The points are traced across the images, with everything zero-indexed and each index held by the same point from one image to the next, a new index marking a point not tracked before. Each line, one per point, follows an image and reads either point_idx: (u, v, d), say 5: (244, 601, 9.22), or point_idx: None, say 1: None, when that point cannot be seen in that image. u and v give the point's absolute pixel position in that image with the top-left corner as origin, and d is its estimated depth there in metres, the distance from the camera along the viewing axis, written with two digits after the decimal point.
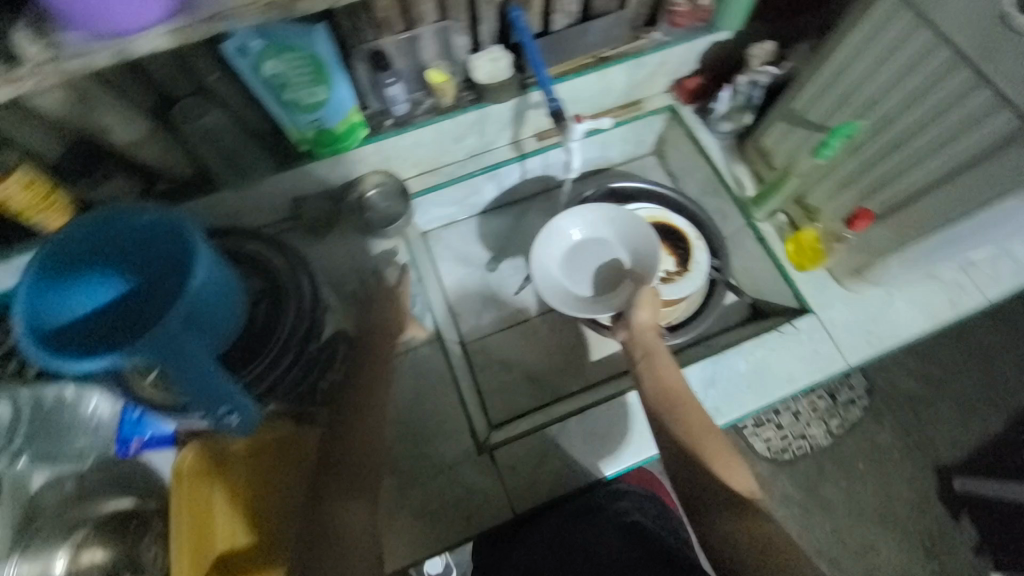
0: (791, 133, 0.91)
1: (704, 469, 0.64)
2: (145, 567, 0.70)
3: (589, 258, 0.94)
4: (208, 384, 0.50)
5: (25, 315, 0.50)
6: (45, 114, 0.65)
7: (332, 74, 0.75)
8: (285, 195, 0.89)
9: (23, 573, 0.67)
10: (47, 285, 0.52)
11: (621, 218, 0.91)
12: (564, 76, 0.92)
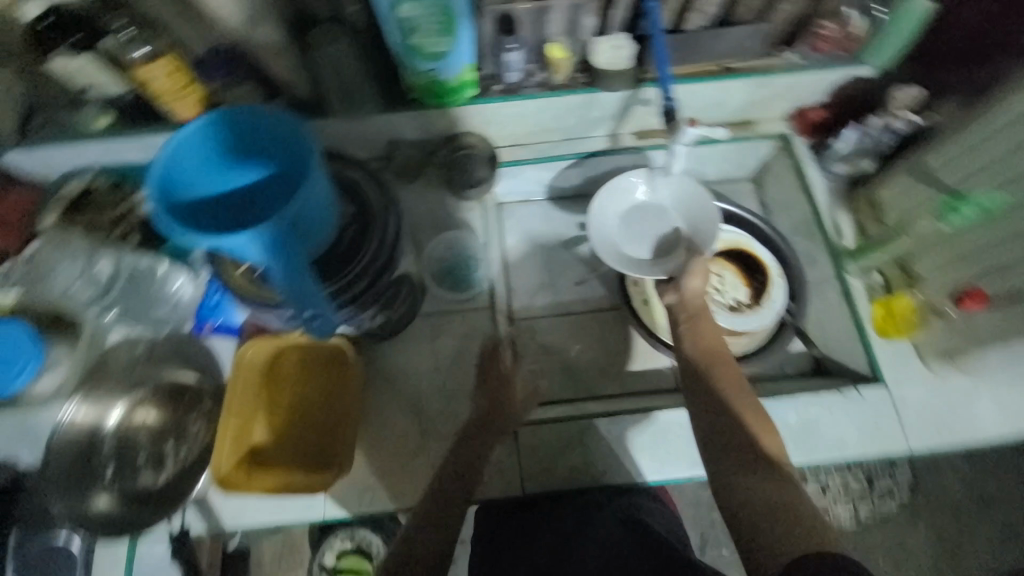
0: (913, 191, 0.84)
1: (739, 432, 0.62)
2: (186, 436, 0.84)
3: (651, 223, 0.91)
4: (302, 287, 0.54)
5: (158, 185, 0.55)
6: (202, 10, 0.71)
7: (459, 26, 0.76)
8: (382, 135, 0.92)
9: (81, 413, 0.79)
10: (179, 164, 0.56)
11: (682, 184, 0.89)
12: (686, 78, 0.90)
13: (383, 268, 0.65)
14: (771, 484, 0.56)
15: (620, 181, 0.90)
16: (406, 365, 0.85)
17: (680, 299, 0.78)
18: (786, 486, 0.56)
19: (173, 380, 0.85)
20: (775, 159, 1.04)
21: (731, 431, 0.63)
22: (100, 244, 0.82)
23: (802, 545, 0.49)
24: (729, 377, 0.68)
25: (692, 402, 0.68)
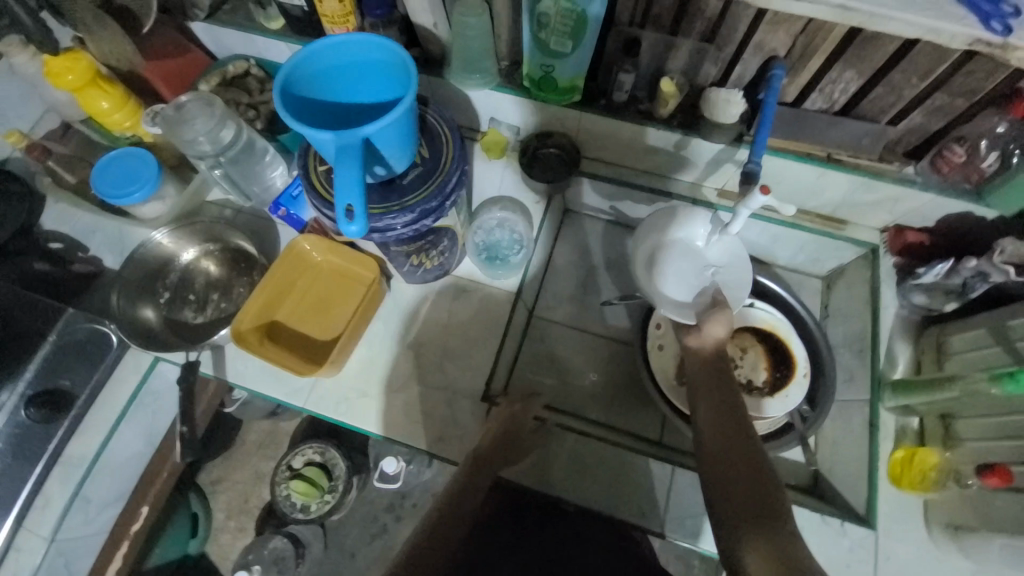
0: (985, 349, 0.78)
1: (752, 488, 0.62)
2: (229, 293, 0.96)
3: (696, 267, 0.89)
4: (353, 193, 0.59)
5: (287, 74, 0.63)
6: None
7: (587, 35, 0.81)
8: (486, 110, 1.00)
9: (163, 242, 0.94)
10: (309, 64, 0.64)
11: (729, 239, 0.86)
12: (782, 152, 0.87)
13: (432, 214, 0.71)
14: (773, 544, 0.56)
15: (660, 217, 0.90)
16: (425, 313, 0.93)
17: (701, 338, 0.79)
18: (791, 542, 0.56)
19: (238, 245, 0.97)
20: (855, 267, 1.00)
21: (737, 485, 0.63)
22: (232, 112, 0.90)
23: None
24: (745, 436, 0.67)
25: (705, 443, 0.69)
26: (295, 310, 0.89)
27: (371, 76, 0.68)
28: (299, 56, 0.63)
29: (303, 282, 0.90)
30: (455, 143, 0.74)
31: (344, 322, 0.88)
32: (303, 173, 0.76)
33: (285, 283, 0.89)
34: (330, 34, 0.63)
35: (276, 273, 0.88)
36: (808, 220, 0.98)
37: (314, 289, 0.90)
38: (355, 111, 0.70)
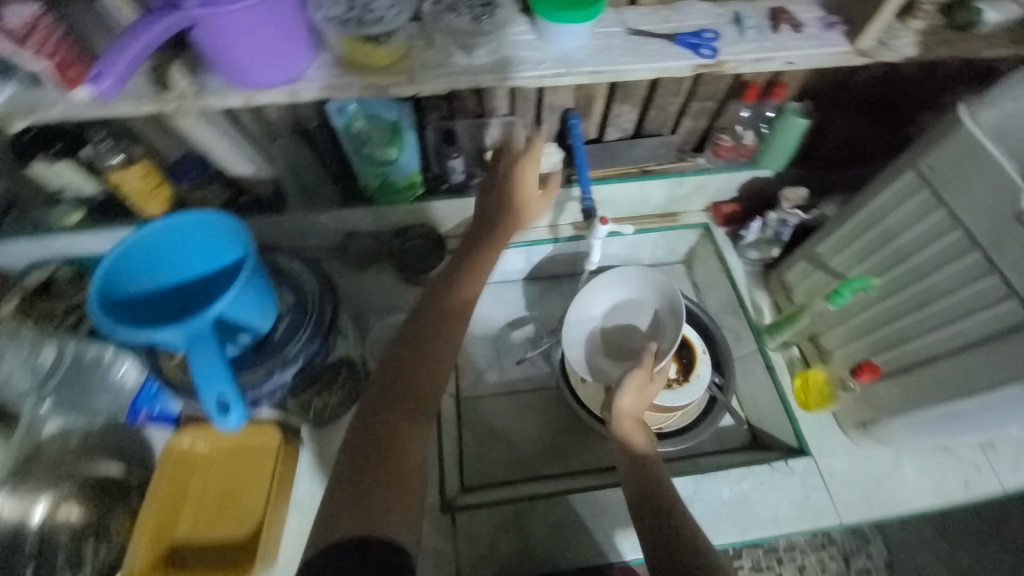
0: (811, 274, 0.92)
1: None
2: (109, 533, 0.79)
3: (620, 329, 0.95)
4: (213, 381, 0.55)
5: (100, 281, 0.58)
6: (183, 131, 0.81)
7: (406, 141, 0.87)
8: (338, 228, 1.01)
9: (6, 508, 0.78)
10: (124, 261, 0.60)
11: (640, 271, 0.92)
12: (607, 179, 1.02)
13: (318, 352, 0.69)
14: None
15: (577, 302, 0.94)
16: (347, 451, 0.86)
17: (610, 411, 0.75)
18: None
19: (103, 474, 0.82)
20: (700, 245, 1.16)
21: (673, 556, 0.58)
22: (46, 332, 0.83)
23: None
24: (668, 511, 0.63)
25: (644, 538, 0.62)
26: (200, 516, 0.78)
27: (193, 252, 0.64)
28: (105, 263, 0.58)
29: (199, 481, 0.79)
30: (315, 275, 0.73)
31: (261, 503, 0.78)
32: (155, 370, 0.69)
33: (179, 485, 0.78)
34: (139, 226, 0.60)
35: (162, 487, 0.77)
36: (649, 222, 1.13)
37: (216, 484, 0.79)
38: (188, 290, 0.65)
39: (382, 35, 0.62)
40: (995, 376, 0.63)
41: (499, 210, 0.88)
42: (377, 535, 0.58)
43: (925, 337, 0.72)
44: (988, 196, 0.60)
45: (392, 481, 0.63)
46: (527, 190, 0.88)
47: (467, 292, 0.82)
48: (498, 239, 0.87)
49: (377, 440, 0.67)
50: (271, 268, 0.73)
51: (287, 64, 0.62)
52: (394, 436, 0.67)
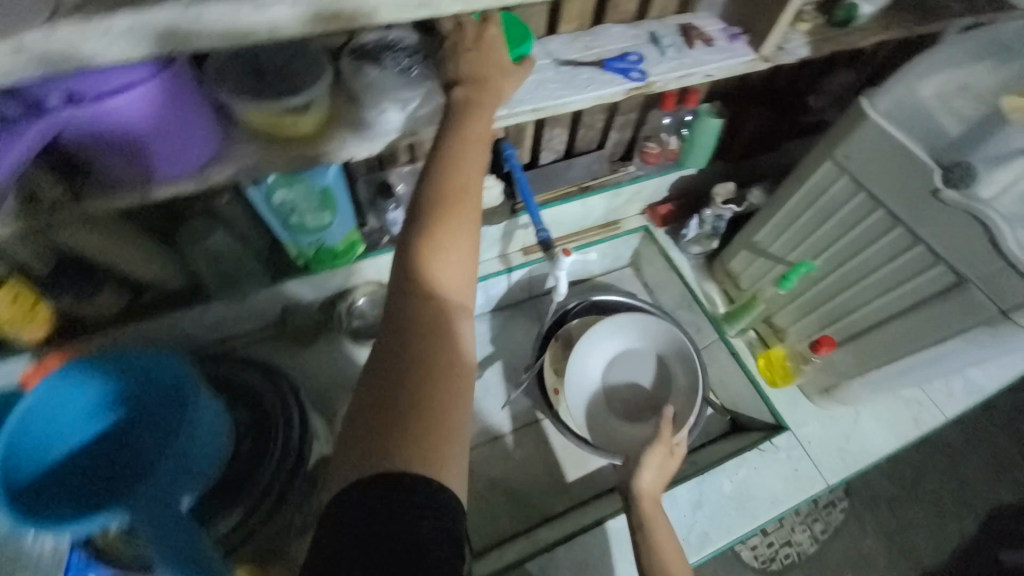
0: (753, 261, 0.99)
1: None
2: None
3: (624, 383, 1.03)
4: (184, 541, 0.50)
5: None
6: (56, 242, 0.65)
7: (339, 202, 0.79)
8: (275, 305, 0.90)
9: None
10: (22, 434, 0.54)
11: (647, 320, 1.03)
12: (551, 202, 1.00)
13: (292, 473, 0.65)
14: None
15: (579, 353, 1.01)
16: None
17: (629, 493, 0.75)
18: None
19: None
20: (643, 246, 1.19)
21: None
22: None
23: None
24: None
25: None
26: None
27: (117, 394, 0.60)
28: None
29: None
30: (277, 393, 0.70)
31: None
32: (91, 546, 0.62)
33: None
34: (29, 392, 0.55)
35: None
36: (594, 234, 1.14)
37: None
38: (115, 437, 0.60)
39: (302, 105, 0.55)
40: (945, 331, 0.70)
41: (468, 79, 0.58)
42: (413, 468, 0.42)
43: (869, 306, 0.79)
44: (903, 175, 0.68)
45: (433, 399, 0.46)
46: (484, 64, 0.59)
47: (463, 178, 0.55)
48: (477, 107, 0.57)
49: (403, 353, 0.48)
50: (235, 383, 0.72)
51: (167, 159, 0.52)
52: (423, 335, 0.49)
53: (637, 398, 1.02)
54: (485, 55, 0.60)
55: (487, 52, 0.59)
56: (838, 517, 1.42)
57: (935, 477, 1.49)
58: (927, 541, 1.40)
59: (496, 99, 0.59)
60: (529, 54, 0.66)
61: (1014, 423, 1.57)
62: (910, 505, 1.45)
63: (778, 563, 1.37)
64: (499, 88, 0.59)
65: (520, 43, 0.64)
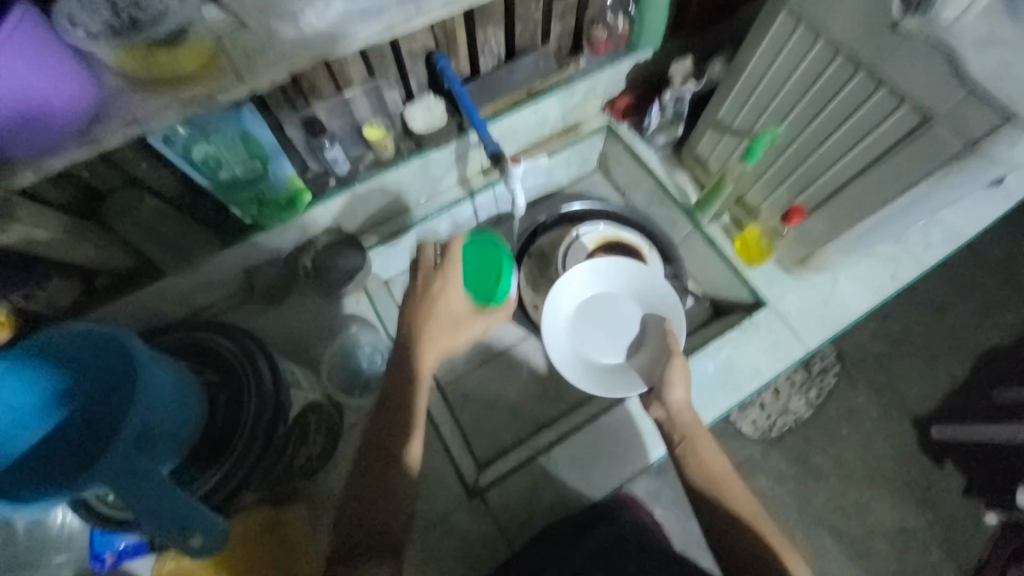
0: (719, 141, 0.95)
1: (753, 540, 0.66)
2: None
3: (605, 324, 0.96)
4: (176, 508, 0.46)
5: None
6: None
7: (267, 150, 0.74)
8: (235, 268, 0.88)
9: None
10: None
11: (616, 264, 0.97)
12: (501, 113, 0.94)
13: (273, 425, 0.64)
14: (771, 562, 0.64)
15: (553, 312, 0.94)
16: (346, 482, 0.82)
17: (669, 414, 0.79)
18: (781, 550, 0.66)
19: None
20: (608, 146, 1.13)
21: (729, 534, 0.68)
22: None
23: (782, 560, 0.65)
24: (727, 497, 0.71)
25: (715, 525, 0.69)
26: None
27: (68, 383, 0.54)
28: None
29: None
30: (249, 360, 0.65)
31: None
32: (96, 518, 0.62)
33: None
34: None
35: None
36: (554, 142, 1.08)
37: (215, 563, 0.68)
38: (74, 426, 0.55)
39: (172, 33, 0.49)
40: (919, 172, 0.67)
41: (419, 300, 0.79)
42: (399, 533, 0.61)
43: (839, 164, 0.76)
44: (864, 8, 0.62)
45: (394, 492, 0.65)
46: (436, 312, 0.78)
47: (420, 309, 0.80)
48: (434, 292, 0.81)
49: (383, 452, 0.68)
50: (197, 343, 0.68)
51: (36, 132, 0.47)
52: (389, 461, 0.68)
53: (624, 331, 0.95)
54: (435, 309, 0.79)
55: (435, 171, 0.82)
56: (831, 382, 1.49)
57: (923, 331, 1.54)
58: (915, 390, 1.48)
59: (436, 281, 0.80)
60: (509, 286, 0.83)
61: (998, 268, 1.59)
62: (899, 360, 1.51)
63: (777, 431, 1.46)
64: (441, 295, 0.80)
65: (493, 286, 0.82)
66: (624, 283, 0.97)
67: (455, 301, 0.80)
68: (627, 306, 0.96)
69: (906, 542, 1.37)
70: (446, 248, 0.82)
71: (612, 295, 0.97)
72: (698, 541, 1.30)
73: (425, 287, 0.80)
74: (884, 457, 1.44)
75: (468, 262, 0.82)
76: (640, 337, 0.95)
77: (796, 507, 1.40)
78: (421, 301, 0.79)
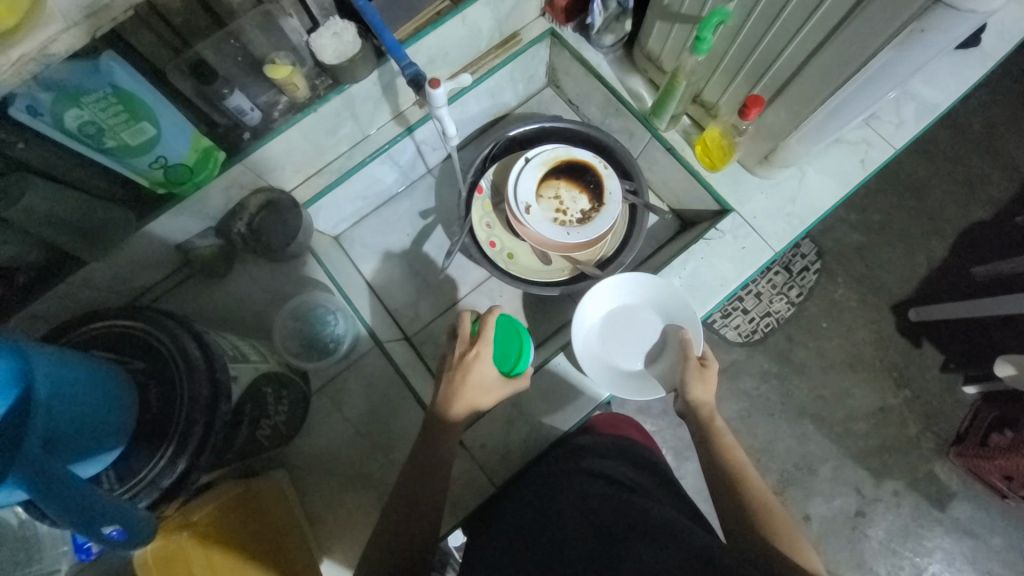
0: (669, 32, 0.85)
1: (755, 516, 0.68)
2: None
3: (625, 337, 0.92)
4: (93, 508, 0.45)
5: None
6: None
7: (151, 105, 0.65)
8: (165, 245, 0.82)
9: None
10: None
11: (631, 279, 0.90)
12: (422, 31, 0.82)
13: (213, 404, 0.57)
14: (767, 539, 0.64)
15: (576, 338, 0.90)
16: (324, 443, 0.82)
17: (689, 408, 0.80)
18: (786, 534, 0.66)
19: None
20: (555, 56, 1.02)
21: (742, 510, 0.69)
22: None
23: (778, 535, 0.65)
24: (745, 478, 0.72)
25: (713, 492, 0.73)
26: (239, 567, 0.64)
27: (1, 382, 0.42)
28: None
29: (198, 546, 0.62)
30: (169, 337, 0.58)
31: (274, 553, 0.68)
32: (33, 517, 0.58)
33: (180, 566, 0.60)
34: None
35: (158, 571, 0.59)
36: (492, 57, 0.96)
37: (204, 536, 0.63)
38: None
39: None
40: (877, 40, 0.62)
41: (456, 362, 0.78)
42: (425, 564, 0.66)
43: (800, 34, 0.69)
44: None
45: (422, 529, 0.67)
46: (467, 383, 0.76)
47: (459, 358, 0.79)
48: (469, 368, 0.77)
49: (409, 485, 0.70)
50: (111, 333, 0.60)
51: None
52: (417, 490, 0.69)
53: (643, 339, 0.91)
54: (468, 379, 0.77)
55: (480, 331, 0.80)
56: (811, 280, 1.49)
57: (903, 216, 1.51)
58: (894, 277, 1.48)
59: (475, 378, 0.77)
60: (523, 367, 0.82)
61: (980, 140, 1.54)
62: (879, 248, 1.50)
63: (760, 333, 1.48)
64: (472, 379, 0.77)
65: (514, 360, 0.82)
66: (640, 292, 0.91)
67: (487, 371, 0.78)
68: (647, 316, 0.91)
69: (884, 421, 1.43)
70: (478, 332, 0.80)
71: (632, 306, 0.92)
72: (688, 447, 1.36)
73: (461, 357, 0.79)
74: (863, 345, 1.47)
75: (497, 335, 0.83)
76: (661, 343, 0.91)
77: (780, 402, 1.45)
78: (450, 387, 0.77)
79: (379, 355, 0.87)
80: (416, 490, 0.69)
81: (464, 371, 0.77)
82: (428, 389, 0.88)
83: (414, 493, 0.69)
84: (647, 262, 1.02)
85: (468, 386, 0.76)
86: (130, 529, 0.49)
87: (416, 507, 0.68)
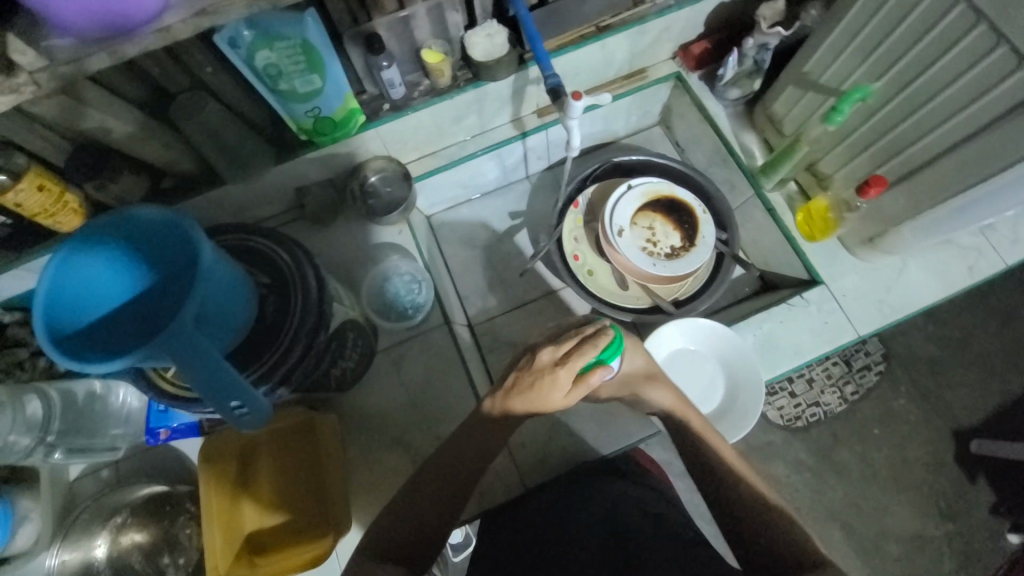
0: (801, 98, 0.87)
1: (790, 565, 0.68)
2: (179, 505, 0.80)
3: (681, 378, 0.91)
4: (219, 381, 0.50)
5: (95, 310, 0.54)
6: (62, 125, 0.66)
7: (325, 58, 0.73)
8: (287, 184, 0.90)
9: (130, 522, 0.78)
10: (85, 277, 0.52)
11: (705, 325, 0.90)
12: (565, 49, 0.87)
13: (316, 330, 0.63)
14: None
15: None
16: (377, 401, 0.86)
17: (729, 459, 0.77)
18: None
19: (148, 493, 0.80)
20: (674, 98, 1.06)
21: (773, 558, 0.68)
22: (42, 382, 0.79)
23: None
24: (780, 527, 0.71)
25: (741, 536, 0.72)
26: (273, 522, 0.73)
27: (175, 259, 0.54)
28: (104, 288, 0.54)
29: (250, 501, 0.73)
30: (297, 262, 0.64)
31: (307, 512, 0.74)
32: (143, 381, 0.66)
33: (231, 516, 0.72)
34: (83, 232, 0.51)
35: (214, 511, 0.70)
36: (616, 86, 1.01)
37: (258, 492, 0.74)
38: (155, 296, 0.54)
39: None
40: None
41: (536, 381, 0.71)
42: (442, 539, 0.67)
43: (945, 125, 0.69)
44: None
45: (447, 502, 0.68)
46: (534, 399, 0.71)
47: (542, 372, 0.72)
48: (546, 391, 0.70)
49: (446, 465, 0.70)
50: (246, 247, 0.67)
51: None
52: (456, 466, 0.71)
53: (699, 386, 0.90)
54: (538, 396, 0.71)
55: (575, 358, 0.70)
56: (871, 380, 1.41)
57: (986, 341, 1.42)
58: (963, 401, 1.39)
59: (546, 399, 0.71)
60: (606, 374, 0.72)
61: None
62: (953, 367, 1.41)
63: (803, 421, 1.40)
64: (544, 399, 0.71)
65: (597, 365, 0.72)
66: (710, 341, 0.90)
67: (561, 395, 0.71)
68: (709, 365, 0.90)
69: (920, 549, 1.33)
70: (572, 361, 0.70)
71: (697, 351, 0.91)
72: (702, 514, 1.31)
73: (542, 374, 0.71)
74: (915, 464, 1.37)
75: None
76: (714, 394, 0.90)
77: (811, 498, 1.36)
78: (523, 395, 0.71)
79: (444, 334, 0.91)
80: (451, 468, 0.70)
81: (541, 388, 0.71)
82: (480, 377, 0.90)
83: (443, 475, 0.70)
84: (720, 314, 1.01)
85: (538, 402, 0.71)
86: (252, 409, 0.54)
87: (448, 481, 0.70)
